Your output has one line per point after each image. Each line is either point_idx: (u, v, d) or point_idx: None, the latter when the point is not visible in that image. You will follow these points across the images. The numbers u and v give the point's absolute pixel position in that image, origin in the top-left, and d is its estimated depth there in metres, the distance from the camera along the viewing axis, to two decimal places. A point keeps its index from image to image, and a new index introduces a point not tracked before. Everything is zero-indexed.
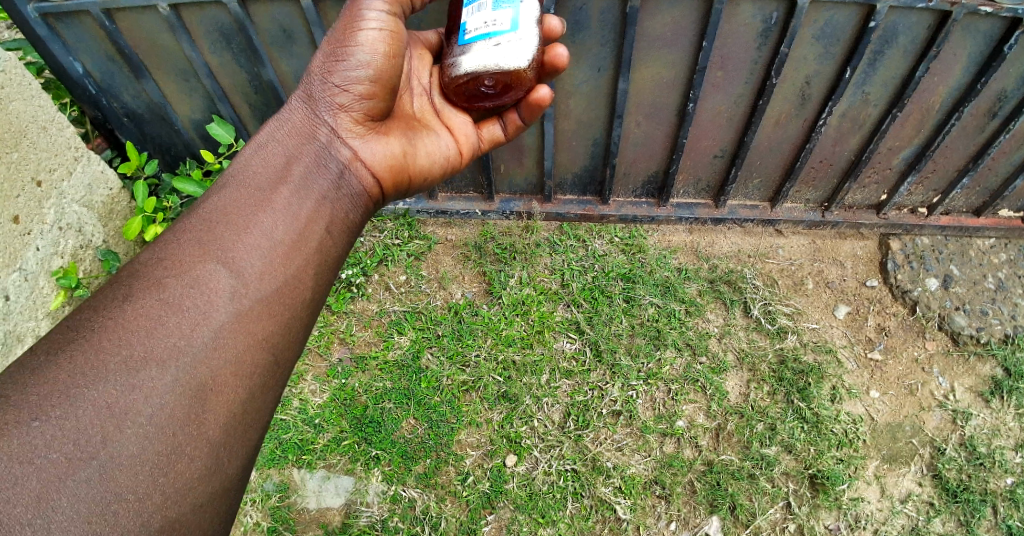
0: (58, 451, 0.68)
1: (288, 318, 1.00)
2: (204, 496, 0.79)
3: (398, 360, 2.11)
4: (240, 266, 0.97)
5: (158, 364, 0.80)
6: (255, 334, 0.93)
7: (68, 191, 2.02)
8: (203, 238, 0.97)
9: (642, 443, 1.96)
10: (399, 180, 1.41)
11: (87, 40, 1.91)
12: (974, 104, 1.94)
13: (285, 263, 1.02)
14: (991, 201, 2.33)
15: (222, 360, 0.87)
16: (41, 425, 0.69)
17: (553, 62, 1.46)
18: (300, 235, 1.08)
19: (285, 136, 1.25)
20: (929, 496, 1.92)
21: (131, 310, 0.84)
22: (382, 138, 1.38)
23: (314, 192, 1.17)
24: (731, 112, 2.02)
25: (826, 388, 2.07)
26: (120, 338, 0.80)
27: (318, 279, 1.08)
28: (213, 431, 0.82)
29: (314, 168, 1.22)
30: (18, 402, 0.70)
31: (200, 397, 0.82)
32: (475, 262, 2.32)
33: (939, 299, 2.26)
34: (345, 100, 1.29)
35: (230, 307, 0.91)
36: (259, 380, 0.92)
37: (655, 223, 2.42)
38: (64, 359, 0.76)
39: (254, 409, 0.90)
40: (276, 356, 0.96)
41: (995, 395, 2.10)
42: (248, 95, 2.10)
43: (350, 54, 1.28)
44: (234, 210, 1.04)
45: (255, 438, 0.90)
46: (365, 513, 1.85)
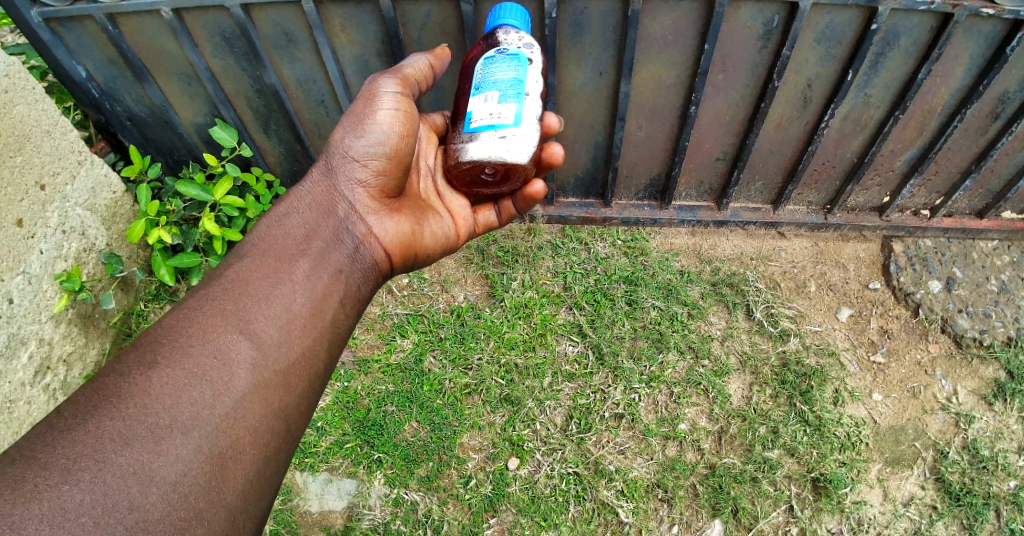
0: (87, 514, 0.74)
1: (301, 389, 1.10)
2: None
3: (400, 363, 2.11)
4: (260, 337, 1.07)
5: (182, 432, 0.89)
6: (271, 403, 1.02)
7: (71, 195, 2.03)
8: (226, 309, 1.08)
9: (644, 446, 1.96)
10: (406, 253, 1.52)
11: (90, 45, 1.92)
12: (976, 106, 1.93)
13: (300, 335, 1.13)
14: (993, 204, 2.33)
15: (241, 427, 0.96)
16: (71, 489, 0.75)
17: (549, 158, 1.63)
18: (313, 308, 1.19)
19: (305, 207, 1.38)
20: (932, 500, 1.91)
21: (159, 380, 0.93)
22: (392, 214, 1.49)
23: (326, 265, 1.29)
24: (732, 115, 2.02)
25: (829, 391, 2.07)
26: (148, 406, 0.89)
27: (327, 350, 1.19)
28: (230, 495, 0.91)
29: (328, 242, 1.34)
30: (50, 465, 0.77)
31: (222, 463, 0.91)
32: (477, 265, 2.32)
33: (942, 301, 2.26)
34: (361, 176, 1.41)
35: (249, 380, 1.01)
36: (271, 449, 1.01)
37: (657, 226, 2.42)
38: (94, 423, 0.84)
39: (265, 475, 0.99)
40: (289, 424, 1.06)
41: (998, 398, 2.09)
42: (250, 99, 2.11)
43: (365, 132, 1.40)
44: (254, 283, 1.15)
45: (265, 500, 0.99)
46: (368, 516, 1.85)
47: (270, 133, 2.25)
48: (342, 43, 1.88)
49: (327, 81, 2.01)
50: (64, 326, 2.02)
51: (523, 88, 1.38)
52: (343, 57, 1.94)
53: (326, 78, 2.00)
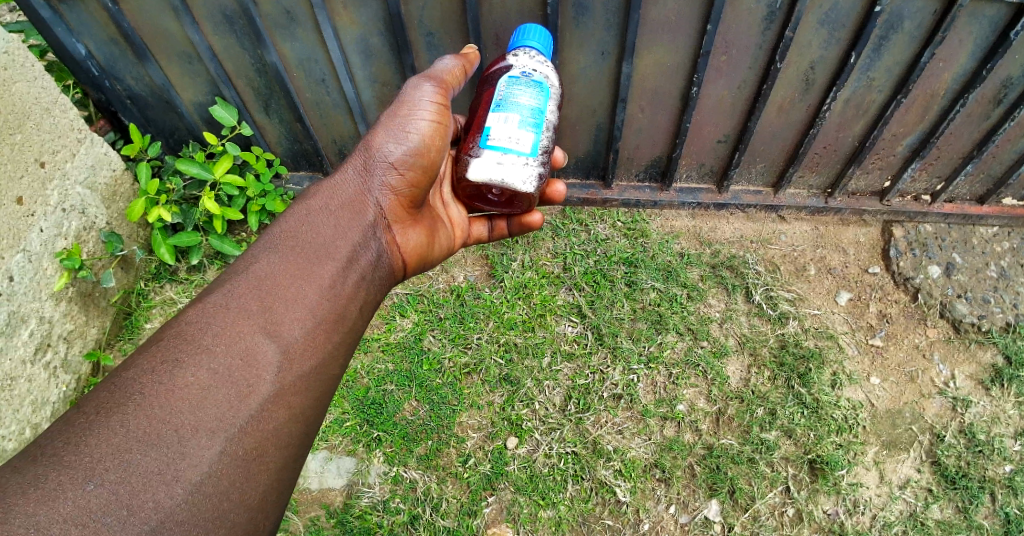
0: (111, 515, 0.75)
1: (320, 392, 1.10)
2: None
3: (400, 342, 2.11)
4: (285, 340, 1.07)
5: (208, 432, 0.89)
6: (293, 407, 1.03)
7: (71, 173, 2.02)
8: (252, 310, 1.07)
9: (642, 427, 1.97)
10: (418, 262, 1.58)
11: (90, 23, 1.91)
12: (979, 91, 1.92)
13: (323, 339, 1.13)
14: (995, 189, 2.32)
15: (265, 430, 0.97)
16: (96, 488, 0.77)
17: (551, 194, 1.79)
18: (337, 314, 1.19)
19: (335, 206, 1.37)
20: (928, 482, 1.93)
21: (184, 378, 0.93)
22: (414, 224, 1.54)
23: (353, 269, 1.29)
24: (734, 98, 2.01)
25: (827, 374, 2.08)
26: (173, 406, 0.89)
27: (346, 353, 1.20)
28: (252, 495, 0.93)
29: (356, 243, 1.34)
30: (73, 464, 0.78)
31: (244, 465, 0.92)
32: (477, 246, 2.32)
33: (941, 286, 2.26)
34: (391, 184, 1.44)
35: (275, 382, 1.01)
36: (292, 449, 1.02)
37: (657, 208, 2.42)
38: (117, 422, 0.84)
39: (284, 476, 1.00)
40: (308, 425, 1.07)
41: (995, 383, 2.10)
42: (251, 78, 2.10)
43: (405, 137, 1.42)
44: (281, 284, 1.14)
45: (283, 497, 1.01)
46: (367, 494, 1.86)
47: (271, 114, 2.24)
48: (344, 20, 1.87)
49: (328, 61, 2.00)
50: (64, 305, 2.02)
51: (541, 121, 1.41)
52: (344, 35, 1.93)
53: (327, 57, 1.98)
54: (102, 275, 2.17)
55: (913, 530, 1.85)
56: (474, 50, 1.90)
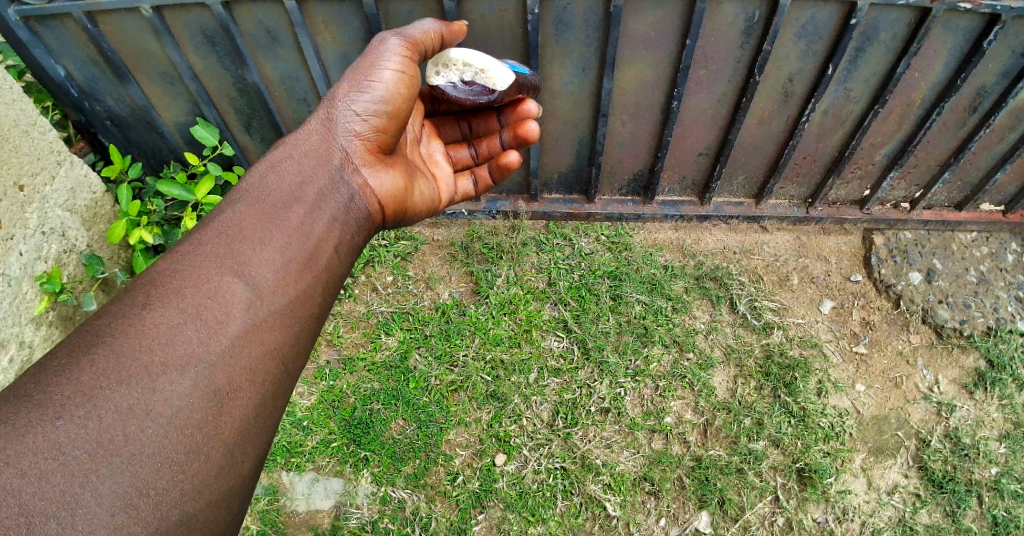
0: (81, 449, 0.69)
1: (297, 331, 1.02)
2: (219, 494, 0.81)
3: (386, 361, 2.10)
4: (256, 278, 0.99)
5: (177, 368, 0.82)
6: (267, 344, 0.95)
7: (51, 196, 2.00)
8: (218, 251, 0.99)
9: (630, 440, 1.97)
10: (398, 210, 1.46)
11: (70, 44, 1.89)
12: (954, 100, 1.96)
13: (297, 279, 1.05)
14: (973, 196, 2.35)
15: (237, 365, 0.89)
16: (65, 423, 0.70)
17: (525, 136, 1.70)
18: (310, 253, 1.10)
19: (302, 156, 1.26)
20: (916, 488, 1.95)
21: (152, 319, 0.86)
22: (388, 169, 1.42)
23: (325, 211, 1.20)
24: (714, 111, 2.03)
25: (812, 382, 2.09)
26: (140, 344, 0.82)
27: (325, 294, 1.12)
28: (229, 431, 0.85)
29: (329, 188, 1.25)
30: (42, 400, 0.72)
31: (218, 400, 0.85)
32: (461, 262, 2.32)
33: (923, 293, 2.29)
34: (359, 129, 1.32)
35: (246, 317, 0.94)
36: (270, 387, 0.94)
37: (641, 221, 2.43)
38: (87, 361, 0.78)
39: (264, 414, 0.92)
40: (287, 366, 0.99)
41: (978, 387, 2.13)
42: (232, 98, 2.09)
43: (370, 88, 1.32)
44: (249, 226, 1.05)
45: (264, 440, 0.93)
46: (355, 515, 1.85)
47: (254, 133, 2.23)
48: (325, 40, 1.87)
49: (310, 79, 2.00)
50: (44, 329, 2.00)
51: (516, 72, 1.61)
52: (325, 54, 1.93)
53: (309, 76, 1.98)
54: (82, 298, 2.14)
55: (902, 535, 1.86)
56: None
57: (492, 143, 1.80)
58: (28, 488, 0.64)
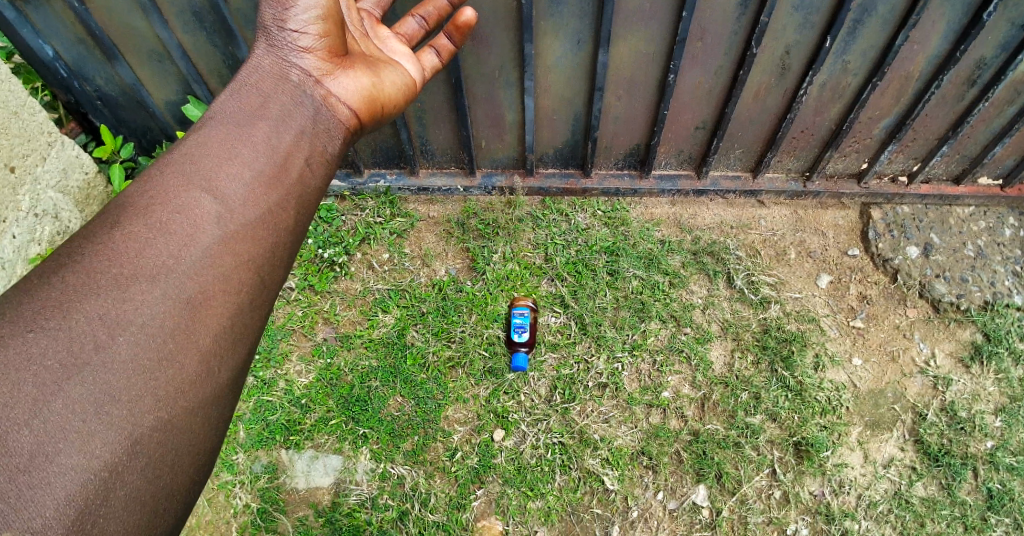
0: (51, 359, 0.69)
1: (273, 242, 0.99)
2: (195, 403, 0.79)
3: (383, 338, 2.10)
4: (224, 191, 0.96)
5: (147, 278, 0.81)
6: (240, 255, 0.93)
7: (43, 177, 1.98)
8: (186, 169, 0.96)
9: (628, 415, 1.98)
10: (375, 111, 1.36)
11: (57, 25, 1.87)
12: (953, 73, 1.93)
13: (268, 192, 1.01)
14: (971, 169, 2.34)
15: (209, 274, 0.87)
16: (36, 335, 0.70)
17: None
18: (281, 166, 1.06)
19: (259, 80, 1.19)
20: (911, 461, 1.97)
21: (119, 233, 0.84)
22: (349, 71, 1.31)
23: (294, 126, 1.15)
24: (711, 84, 2.01)
25: (809, 356, 2.10)
26: (107, 257, 0.81)
27: (304, 207, 1.08)
28: (204, 342, 0.83)
29: (293, 105, 1.18)
30: (11, 315, 0.71)
31: (191, 309, 0.83)
32: (457, 239, 2.31)
33: (920, 267, 2.29)
34: (305, 41, 1.24)
35: (217, 230, 0.92)
36: (248, 297, 0.92)
37: (637, 196, 2.42)
38: (56, 277, 0.77)
39: (242, 324, 0.91)
40: (264, 278, 0.96)
41: (975, 360, 2.14)
42: (223, 75, 2.07)
43: (294, 0, 1.22)
44: (215, 143, 1.02)
45: (245, 350, 0.91)
46: (355, 491, 1.87)
47: None
48: None
49: None
50: None
51: None
52: None
53: None
54: None
55: (898, 507, 1.90)
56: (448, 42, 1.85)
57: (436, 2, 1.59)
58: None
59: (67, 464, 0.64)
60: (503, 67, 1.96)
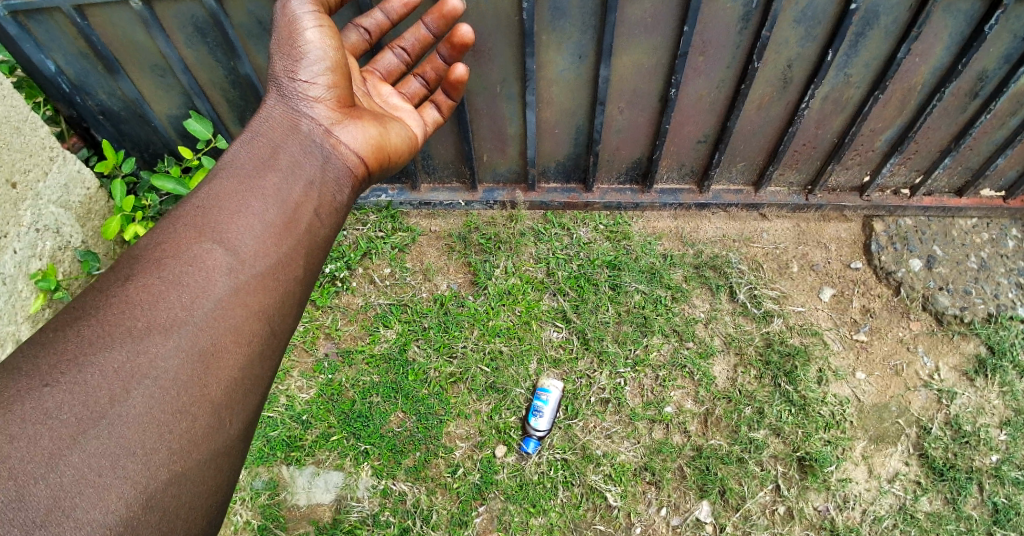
0: (68, 412, 0.80)
1: (281, 292, 1.09)
2: (206, 454, 0.89)
3: (385, 353, 2.09)
4: (235, 244, 1.07)
5: (160, 333, 0.92)
6: (251, 306, 1.03)
7: (44, 192, 1.97)
8: (197, 222, 1.08)
9: (631, 430, 1.97)
10: (380, 158, 1.49)
11: (60, 38, 1.87)
12: (955, 85, 1.93)
13: (277, 243, 1.12)
14: (973, 181, 2.33)
15: (221, 328, 0.98)
16: (51, 390, 0.81)
17: (461, 41, 1.62)
18: (289, 217, 1.16)
19: (268, 130, 1.31)
20: (916, 475, 1.96)
21: (134, 288, 0.95)
22: (357, 121, 1.44)
23: (301, 176, 1.26)
24: (713, 97, 2.00)
25: (812, 370, 2.09)
26: (123, 312, 0.92)
27: (310, 256, 1.18)
28: (214, 392, 0.93)
29: (301, 154, 1.30)
30: (35, 372, 0.83)
31: (203, 361, 0.93)
32: (459, 253, 2.30)
33: (923, 279, 2.28)
34: (317, 93, 1.37)
35: (228, 282, 1.02)
36: (258, 347, 1.03)
37: (639, 210, 2.41)
38: (75, 333, 0.88)
39: (253, 373, 1.01)
40: (273, 327, 1.07)
41: (979, 374, 2.12)
42: (225, 89, 2.07)
43: (304, 56, 1.35)
44: (224, 196, 1.13)
45: (255, 400, 1.01)
46: (356, 508, 1.86)
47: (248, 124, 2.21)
48: None
49: None
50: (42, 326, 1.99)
51: None
52: None
53: None
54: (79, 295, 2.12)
55: (903, 523, 1.89)
56: None
57: (434, 63, 1.74)
58: (17, 453, 0.73)
59: (82, 519, 0.73)
60: (505, 80, 1.95)
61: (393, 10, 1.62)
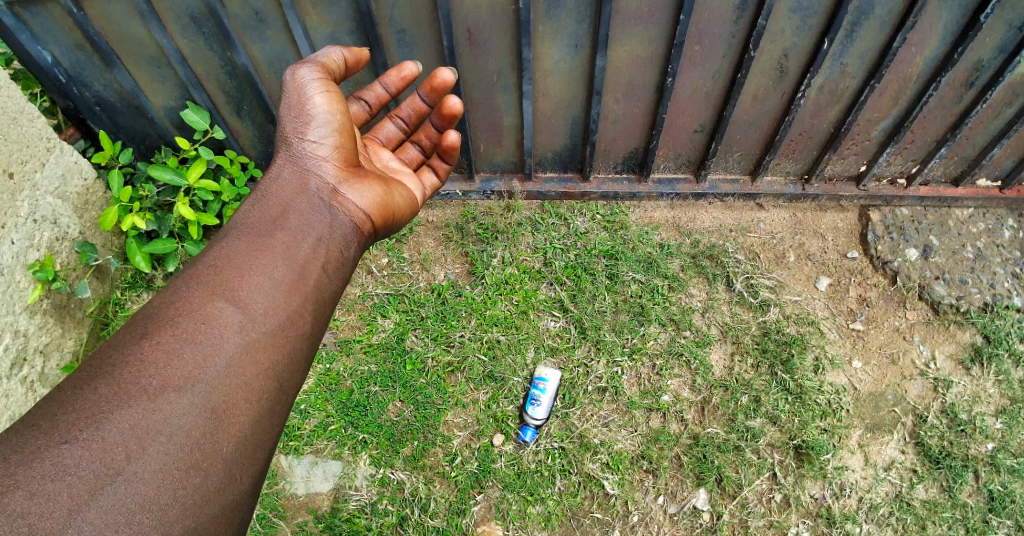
0: (87, 469, 0.78)
1: (290, 349, 1.09)
2: (217, 509, 0.88)
3: (382, 343, 2.09)
4: (246, 302, 1.07)
5: (175, 390, 0.91)
6: (261, 363, 1.03)
7: (41, 183, 1.97)
8: (210, 280, 1.08)
9: (628, 418, 1.99)
10: (386, 215, 1.51)
11: (56, 30, 1.86)
12: (950, 75, 1.93)
13: (287, 299, 1.12)
14: (969, 171, 2.33)
15: (233, 385, 0.97)
16: (70, 446, 0.79)
17: (450, 112, 1.66)
18: (298, 273, 1.17)
19: (280, 189, 1.36)
20: (912, 463, 1.97)
21: (149, 345, 0.95)
22: (362, 181, 1.48)
23: (310, 234, 1.27)
24: (709, 87, 2.00)
25: (809, 359, 2.09)
26: (138, 369, 0.91)
27: (318, 311, 1.18)
28: (226, 448, 0.92)
29: (310, 212, 1.32)
30: (51, 428, 0.81)
31: (215, 418, 0.93)
32: (456, 243, 2.30)
33: (919, 269, 2.28)
34: (324, 153, 1.43)
35: (239, 339, 1.02)
36: (267, 404, 1.02)
37: (636, 200, 2.41)
38: (90, 389, 0.87)
39: (262, 430, 1.00)
40: (282, 384, 1.06)
41: (975, 362, 2.13)
42: (222, 81, 2.07)
43: (311, 122, 1.42)
44: (236, 253, 1.15)
45: (262, 457, 1.00)
46: (354, 497, 1.87)
47: (244, 116, 2.21)
48: (314, 21, 1.83)
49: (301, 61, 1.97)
50: (39, 317, 1.98)
51: None
52: (313, 34, 1.88)
53: (297, 58, 1.96)
54: (76, 285, 2.12)
55: (899, 510, 1.90)
56: (447, 47, 1.84)
57: (429, 132, 1.78)
58: (36, 509, 0.72)
59: None
60: (501, 71, 1.95)
61: (390, 85, 1.67)
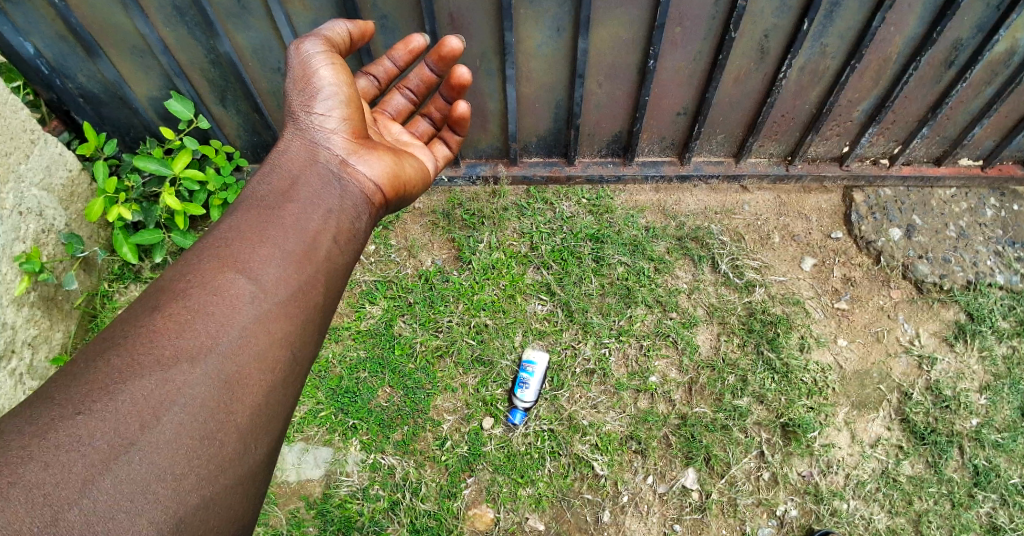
0: (100, 439, 0.79)
1: (303, 320, 1.09)
2: (232, 479, 0.89)
3: (371, 329, 2.10)
4: (257, 273, 1.07)
5: (188, 361, 0.92)
6: (274, 334, 1.03)
7: (26, 175, 1.96)
8: (220, 254, 1.09)
9: (616, 400, 2.00)
10: (397, 187, 1.52)
11: (37, 21, 1.85)
12: (930, 54, 1.95)
13: (298, 271, 1.12)
14: (951, 151, 2.36)
15: (246, 355, 0.98)
16: (83, 418, 0.80)
17: (460, 82, 1.66)
18: (309, 245, 1.17)
19: (289, 163, 1.37)
20: (898, 440, 2.00)
21: (161, 318, 0.96)
22: (372, 152, 1.49)
23: (320, 207, 1.27)
24: (691, 69, 2.01)
25: (794, 338, 2.12)
26: (151, 341, 0.92)
27: (329, 283, 1.18)
28: (240, 419, 0.93)
29: (320, 185, 1.33)
30: (65, 401, 0.83)
31: (229, 388, 0.93)
32: (443, 229, 2.31)
33: (902, 248, 2.31)
34: (332, 125, 1.43)
35: (251, 310, 1.02)
36: (281, 374, 1.02)
37: (621, 183, 2.43)
38: (103, 362, 0.88)
39: (276, 400, 1.00)
40: (295, 355, 1.06)
41: (958, 339, 2.16)
42: (205, 69, 2.06)
43: (318, 94, 1.42)
44: (246, 228, 1.15)
45: (278, 427, 1.00)
46: (346, 483, 1.88)
47: (229, 105, 2.21)
48: (296, 7, 1.83)
49: (284, 48, 1.97)
50: (27, 309, 1.98)
51: None
52: (296, 19, 1.88)
53: (281, 44, 1.96)
54: (63, 277, 2.12)
55: (885, 486, 1.93)
56: (429, 31, 1.84)
57: (439, 103, 1.80)
58: (51, 479, 0.73)
59: None
60: (484, 55, 1.95)
61: (398, 58, 1.66)
